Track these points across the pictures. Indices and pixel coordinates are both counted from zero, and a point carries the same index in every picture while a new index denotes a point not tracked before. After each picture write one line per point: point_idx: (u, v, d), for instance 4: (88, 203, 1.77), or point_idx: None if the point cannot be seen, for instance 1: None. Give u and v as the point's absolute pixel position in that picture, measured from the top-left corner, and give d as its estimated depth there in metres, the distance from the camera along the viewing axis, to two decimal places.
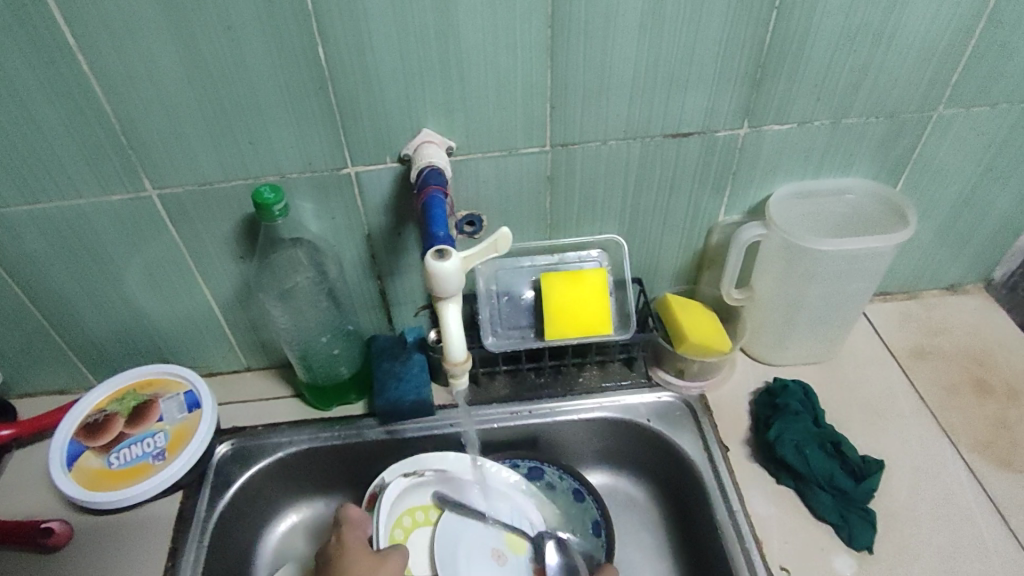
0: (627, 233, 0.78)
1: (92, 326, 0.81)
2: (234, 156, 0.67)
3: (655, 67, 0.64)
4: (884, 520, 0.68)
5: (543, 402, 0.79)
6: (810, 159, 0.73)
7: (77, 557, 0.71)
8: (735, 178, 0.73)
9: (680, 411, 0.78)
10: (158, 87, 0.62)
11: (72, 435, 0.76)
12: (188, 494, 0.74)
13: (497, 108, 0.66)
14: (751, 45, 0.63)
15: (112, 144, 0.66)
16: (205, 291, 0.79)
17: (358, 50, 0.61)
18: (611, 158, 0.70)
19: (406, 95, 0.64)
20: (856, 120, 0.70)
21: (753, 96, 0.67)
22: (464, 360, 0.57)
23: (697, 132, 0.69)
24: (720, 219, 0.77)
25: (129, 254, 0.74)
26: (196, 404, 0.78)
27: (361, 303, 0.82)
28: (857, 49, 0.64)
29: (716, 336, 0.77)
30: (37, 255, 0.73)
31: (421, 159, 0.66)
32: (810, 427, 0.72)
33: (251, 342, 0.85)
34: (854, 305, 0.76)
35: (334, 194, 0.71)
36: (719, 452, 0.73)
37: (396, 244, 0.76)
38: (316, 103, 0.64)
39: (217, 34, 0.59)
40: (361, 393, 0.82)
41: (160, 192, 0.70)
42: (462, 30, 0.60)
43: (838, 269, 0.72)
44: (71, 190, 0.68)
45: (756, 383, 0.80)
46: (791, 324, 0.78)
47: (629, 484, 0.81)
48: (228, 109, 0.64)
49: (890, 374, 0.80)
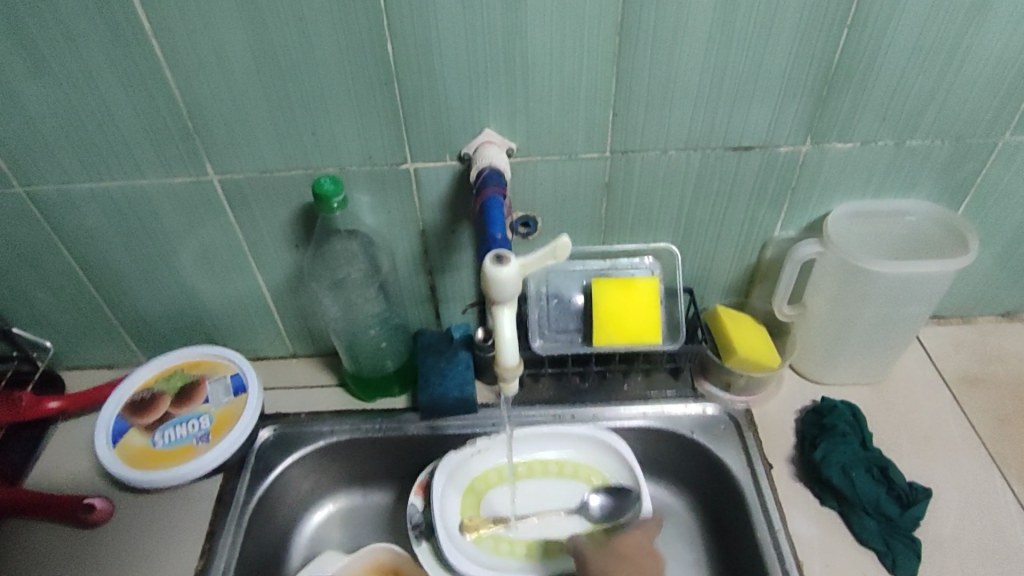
0: (679, 243, 0.77)
1: (143, 305, 0.82)
2: (296, 145, 0.68)
3: (721, 79, 0.63)
4: (931, 550, 0.67)
5: (586, 407, 0.79)
6: (871, 179, 0.72)
7: (117, 532, 0.72)
8: (793, 193, 0.73)
9: (724, 425, 0.77)
10: (228, 75, 0.63)
11: (119, 411, 0.77)
12: (229, 476, 0.74)
13: (560, 111, 0.66)
14: (821, 61, 0.62)
15: (178, 129, 0.67)
16: (255, 277, 0.80)
17: (426, 47, 0.61)
18: (670, 167, 0.70)
19: (470, 94, 0.65)
20: (921, 141, 0.69)
21: (819, 113, 0.66)
22: (516, 365, 0.57)
23: (759, 146, 0.69)
24: (775, 234, 0.77)
25: (185, 236, 0.75)
26: (242, 388, 0.78)
27: (408, 298, 0.82)
28: (927, 70, 0.63)
29: (766, 352, 0.77)
30: (97, 232, 0.75)
31: (482, 159, 0.66)
32: (857, 450, 0.71)
33: (296, 330, 0.86)
34: (907, 328, 0.75)
35: (392, 188, 0.71)
36: (763, 469, 0.73)
37: (449, 241, 0.76)
38: (381, 98, 0.65)
39: (291, 26, 0.60)
40: (404, 386, 0.82)
41: (221, 178, 0.71)
42: (531, 32, 0.60)
43: (893, 292, 0.71)
44: (135, 171, 0.70)
45: (802, 402, 0.80)
46: (841, 344, 0.77)
47: (665, 494, 0.81)
48: (294, 101, 0.65)
49: (941, 401, 0.79)
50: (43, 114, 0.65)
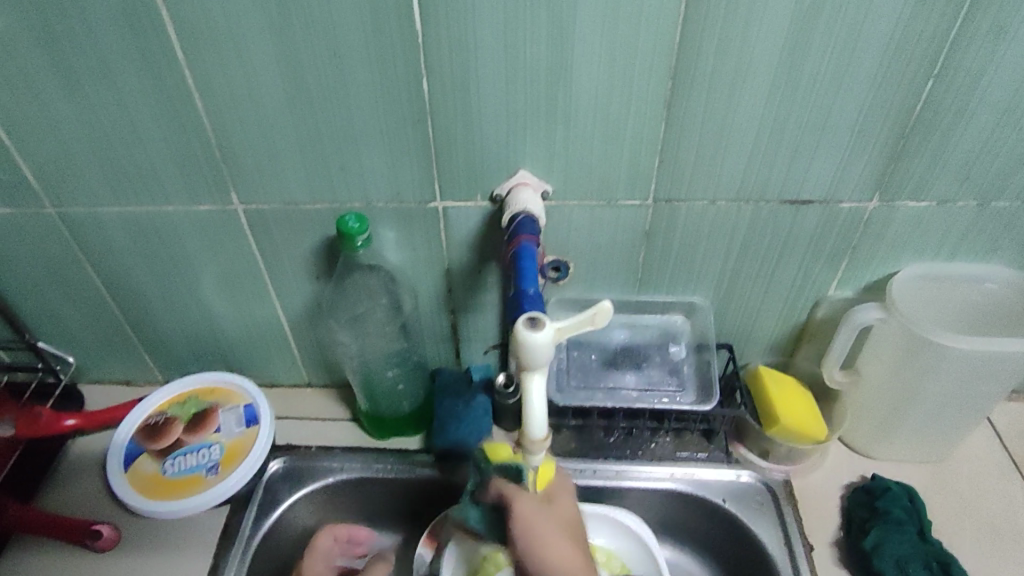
0: (722, 296, 0.71)
1: (165, 326, 0.81)
2: (322, 179, 0.65)
3: (781, 129, 0.58)
4: None
5: (609, 463, 0.74)
6: (944, 241, 0.65)
7: (121, 562, 0.70)
8: (854, 252, 0.66)
9: (760, 497, 0.71)
10: (256, 105, 0.60)
11: (131, 434, 0.76)
12: (235, 511, 0.72)
13: (601, 156, 0.61)
14: (896, 115, 0.56)
15: (204, 156, 0.65)
16: (277, 306, 0.78)
17: (461, 85, 0.57)
18: (718, 218, 0.65)
19: (505, 134, 0.61)
20: (1006, 204, 0.61)
21: (890, 169, 0.60)
22: (544, 437, 0.52)
23: (819, 201, 0.62)
24: (831, 293, 0.70)
25: (208, 262, 0.74)
26: (254, 419, 0.76)
27: (431, 335, 0.78)
28: (1021, 129, 0.56)
29: (812, 422, 0.70)
30: (123, 253, 0.74)
31: (516, 204, 0.62)
32: (914, 540, 0.64)
33: (315, 360, 0.83)
34: (978, 408, 0.67)
35: (419, 226, 0.68)
36: (802, 550, 0.67)
37: (475, 281, 0.72)
38: (411, 134, 0.61)
39: (321, 59, 0.57)
40: (419, 427, 0.79)
41: (245, 207, 0.68)
42: (575, 74, 0.56)
43: (965, 369, 0.64)
44: (160, 195, 0.68)
45: (849, 477, 0.73)
46: (899, 419, 0.70)
47: (693, 565, 0.75)
48: (322, 134, 0.62)
49: (1010, 489, 0.71)
50: (71, 135, 0.64)
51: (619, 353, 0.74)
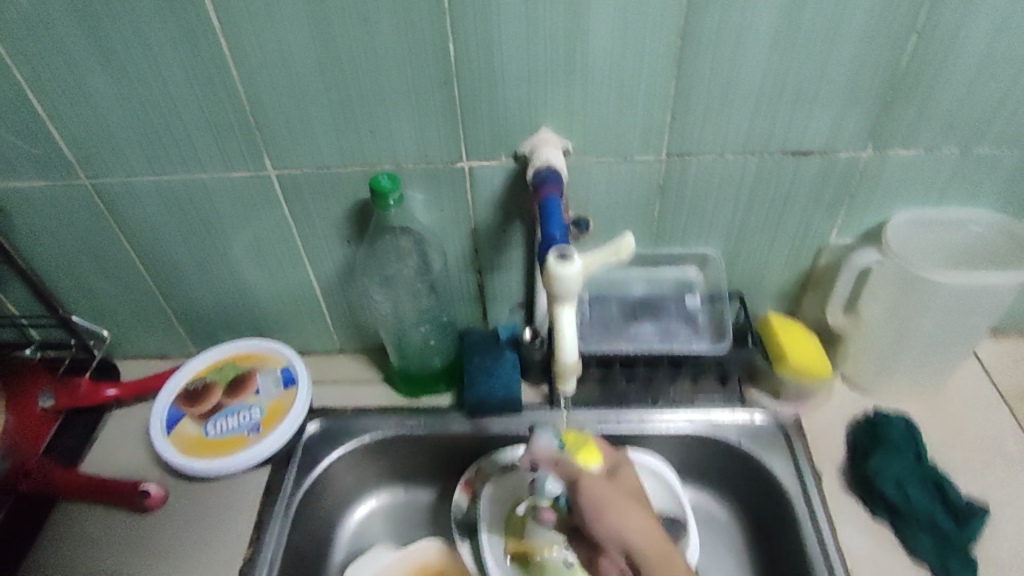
0: (731, 247, 0.76)
1: (196, 296, 0.84)
2: (354, 142, 0.69)
3: (783, 82, 0.63)
4: (992, 570, 0.66)
5: (630, 410, 0.78)
6: (933, 187, 0.70)
7: (171, 518, 0.73)
8: (851, 200, 0.71)
9: (773, 435, 0.76)
10: (292, 71, 0.64)
11: (172, 400, 0.79)
12: (277, 468, 0.75)
13: (618, 113, 0.66)
14: (888, 66, 0.61)
15: (239, 123, 0.67)
16: (306, 271, 0.81)
17: (489, 47, 0.62)
18: (726, 170, 0.69)
19: (529, 94, 0.65)
20: (987, 148, 0.67)
21: (883, 118, 0.65)
22: (575, 365, 0.57)
23: (819, 151, 0.68)
24: (830, 240, 0.75)
25: (239, 229, 0.77)
26: (292, 381, 0.79)
27: (456, 296, 0.82)
28: (999, 76, 0.62)
29: (818, 361, 0.75)
30: (155, 223, 0.76)
31: (539, 159, 0.66)
32: (912, 463, 0.70)
33: (343, 324, 0.86)
34: (967, 341, 0.73)
35: (446, 187, 0.72)
36: (812, 479, 0.72)
37: (499, 240, 0.76)
38: (441, 96, 0.65)
39: (356, 24, 0.60)
40: (450, 384, 0.83)
41: (278, 173, 0.71)
42: (594, 33, 0.60)
43: (955, 303, 0.70)
44: (195, 164, 0.71)
45: (853, 411, 0.78)
46: (895, 354, 0.76)
47: (710, 502, 0.80)
48: (355, 97, 0.65)
49: (998, 416, 0.77)
50: (109, 106, 0.66)
51: (638, 306, 0.79)
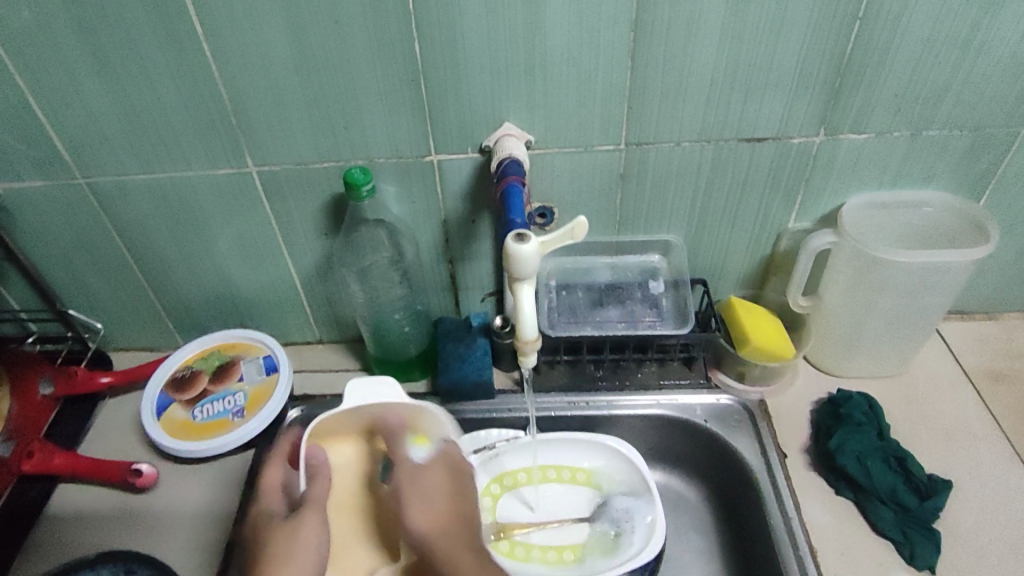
0: (694, 234, 0.79)
1: (186, 290, 0.88)
2: (328, 138, 0.73)
3: (732, 72, 0.66)
4: (948, 542, 0.68)
5: (600, 394, 0.81)
6: (886, 170, 0.72)
7: (161, 499, 0.77)
8: (808, 184, 0.74)
9: (739, 415, 0.78)
10: (268, 72, 0.68)
11: (161, 387, 0.82)
12: (260, 452, 0.79)
13: (576, 105, 0.69)
14: (832, 52, 0.64)
15: (222, 122, 0.72)
16: (289, 264, 0.85)
17: (449, 45, 0.65)
18: (683, 158, 0.72)
19: (491, 89, 0.68)
20: (937, 132, 0.69)
21: (832, 104, 0.68)
22: (534, 339, 0.62)
23: (772, 137, 0.70)
24: (791, 225, 0.78)
25: (225, 224, 0.81)
26: (274, 368, 0.83)
27: (432, 286, 0.86)
28: (941, 61, 0.64)
29: (781, 342, 0.77)
30: (146, 220, 0.80)
31: (502, 150, 0.70)
32: (873, 440, 0.72)
33: (326, 316, 0.90)
34: (925, 321, 0.75)
35: (416, 180, 0.75)
36: (776, 456, 0.74)
37: (470, 231, 0.80)
38: (407, 92, 0.69)
39: (325, 26, 0.64)
40: (425, 370, 0.85)
41: (259, 169, 0.75)
42: (548, 28, 0.64)
43: (910, 282, 0.72)
44: (182, 162, 0.75)
45: (818, 393, 0.80)
46: (857, 336, 0.77)
47: (681, 484, 0.82)
48: (327, 95, 0.69)
49: (962, 396, 0.78)
50: (101, 108, 0.71)
51: (604, 292, 0.82)
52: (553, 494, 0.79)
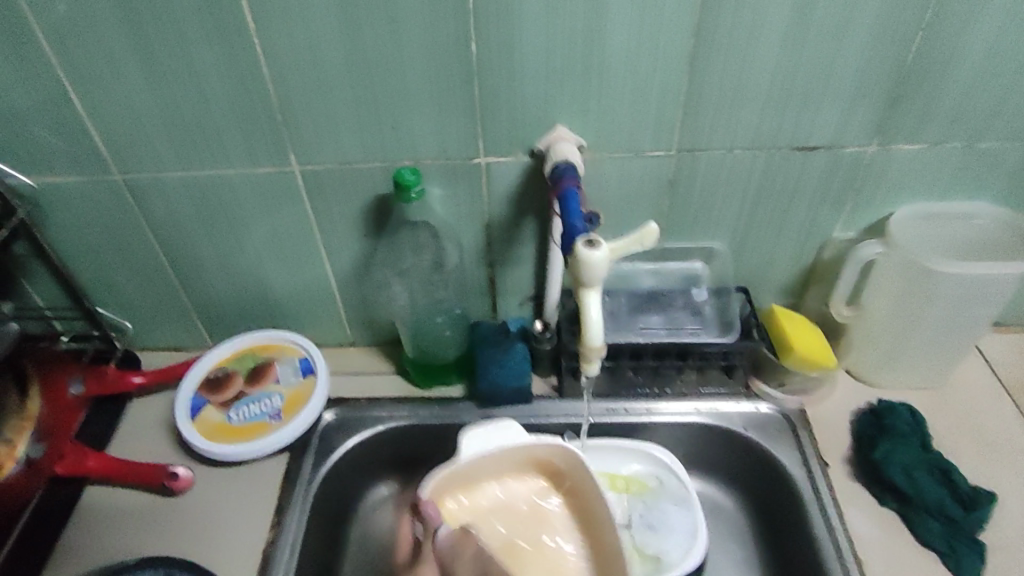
0: (738, 242, 0.79)
1: (217, 290, 0.86)
2: (376, 139, 0.71)
3: (791, 80, 0.65)
4: (995, 553, 0.68)
5: (638, 401, 0.81)
6: (936, 182, 0.73)
7: (197, 503, 0.76)
8: (857, 194, 0.74)
9: (778, 425, 0.78)
10: (319, 70, 0.66)
11: (195, 389, 0.82)
12: (296, 456, 0.78)
13: (631, 110, 0.68)
14: (893, 64, 0.64)
15: (267, 120, 0.70)
16: (326, 265, 0.83)
17: (508, 47, 0.64)
18: (735, 165, 0.72)
19: (546, 93, 0.67)
20: (989, 144, 0.70)
21: (888, 114, 0.68)
22: (600, 347, 0.60)
23: (825, 147, 0.70)
24: (836, 235, 0.78)
25: (262, 224, 0.79)
26: (311, 370, 0.83)
27: (471, 289, 0.85)
28: (1001, 73, 0.64)
29: (824, 352, 0.77)
30: (181, 217, 0.78)
31: (556, 154, 0.69)
32: (918, 451, 0.72)
33: (360, 318, 0.89)
34: (970, 332, 0.76)
35: (463, 182, 0.74)
36: (818, 466, 0.74)
37: (513, 234, 0.79)
38: (460, 94, 0.68)
39: (382, 24, 0.63)
40: (461, 375, 0.85)
41: (302, 168, 0.74)
42: (610, 32, 0.63)
43: (959, 293, 0.72)
44: (223, 159, 0.73)
45: (858, 403, 0.80)
46: (899, 346, 0.78)
47: (718, 492, 0.82)
48: (378, 94, 0.68)
49: (1001, 407, 0.79)
50: (142, 102, 0.69)
51: (644, 299, 0.82)
52: None
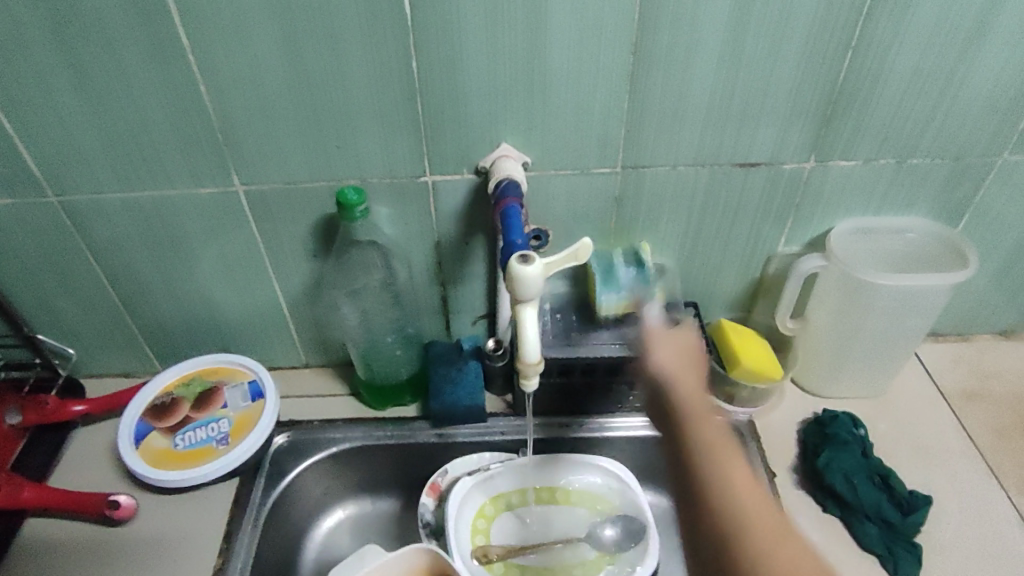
0: (686, 256, 0.80)
1: (164, 312, 0.84)
2: (321, 159, 0.71)
3: (728, 98, 0.67)
4: (933, 557, 0.69)
5: (591, 417, 0.81)
6: (871, 197, 0.75)
7: (141, 533, 0.74)
8: (798, 210, 0.76)
9: (728, 436, 0.79)
10: (259, 89, 0.65)
11: (140, 415, 0.80)
12: (245, 481, 0.76)
13: (575, 129, 0.69)
14: (825, 83, 0.66)
15: (208, 139, 0.69)
16: (274, 286, 0.82)
17: (449, 66, 0.64)
18: (678, 182, 0.73)
19: (489, 112, 0.68)
20: (921, 160, 0.72)
21: (823, 131, 0.69)
22: (536, 362, 0.60)
23: (764, 163, 0.72)
24: (779, 249, 0.80)
25: (207, 245, 0.77)
26: (259, 394, 0.81)
27: (423, 308, 0.84)
28: (929, 92, 0.67)
29: (768, 362, 0.79)
30: (123, 239, 0.76)
31: (500, 172, 0.69)
32: (858, 458, 0.73)
33: (311, 339, 0.88)
34: (907, 342, 0.78)
35: (411, 201, 0.74)
36: (766, 476, 0.75)
37: (463, 252, 0.79)
38: (404, 113, 0.67)
39: (320, 43, 0.62)
40: (416, 394, 0.85)
41: (246, 188, 0.73)
42: (550, 53, 0.63)
43: (896, 303, 0.74)
44: (164, 181, 0.72)
45: (804, 413, 0.82)
46: (843, 356, 0.80)
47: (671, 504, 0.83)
48: (322, 113, 0.67)
49: (940, 414, 0.81)
50: (77, 122, 0.67)
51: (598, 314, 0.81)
52: (545, 515, 0.79)
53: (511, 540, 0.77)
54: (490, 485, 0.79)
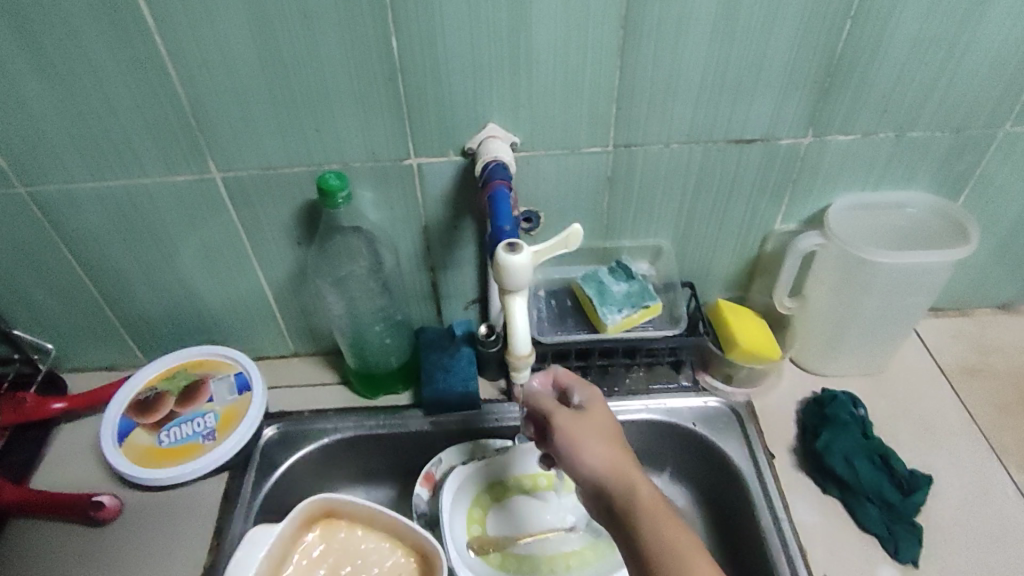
0: (680, 236, 0.78)
1: (145, 305, 0.82)
2: (300, 143, 0.68)
3: (723, 71, 0.64)
4: (933, 536, 0.69)
5: None
6: (870, 172, 0.73)
7: (129, 530, 0.73)
8: (795, 185, 0.73)
9: (727, 419, 0.77)
10: (232, 70, 0.62)
11: (123, 411, 0.78)
12: (234, 475, 0.75)
13: (564, 107, 0.66)
14: (823, 53, 0.63)
15: (181, 124, 0.66)
16: (258, 275, 0.80)
17: (431, 42, 0.61)
18: (672, 160, 0.70)
19: (474, 90, 0.65)
20: (921, 132, 0.70)
21: (820, 104, 0.67)
22: (526, 354, 0.59)
23: (760, 139, 0.69)
24: (776, 227, 0.78)
25: (185, 234, 0.75)
26: (246, 386, 0.79)
27: (412, 294, 0.82)
28: (931, 61, 0.64)
29: (766, 342, 0.77)
30: (97, 231, 0.74)
31: (487, 153, 0.66)
32: (858, 439, 0.72)
33: (299, 328, 0.86)
34: (906, 319, 0.76)
35: (396, 184, 0.71)
36: (765, 459, 0.74)
37: (452, 236, 0.76)
38: (385, 93, 0.64)
39: (294, 20, 0.59)
40: (407, 382, 0.83)
41: (223, 175, 0.70)
42: (537, 27, 0.60)
43: (895, 281, 0.72)
44: (136, 169, 0.69)
45: (803, 393, 0.81)
46: (842, 335, 0.78)
47: (669, 488, 0.81)
48: (299, 95, 0.64)
49: (939, 391, 0.80)
50: (40, 109, 0.64)
51: None
52: (541, 502, 0.78)
53: (507, 528, 0.76)
54: (486, 473, 0.78)
